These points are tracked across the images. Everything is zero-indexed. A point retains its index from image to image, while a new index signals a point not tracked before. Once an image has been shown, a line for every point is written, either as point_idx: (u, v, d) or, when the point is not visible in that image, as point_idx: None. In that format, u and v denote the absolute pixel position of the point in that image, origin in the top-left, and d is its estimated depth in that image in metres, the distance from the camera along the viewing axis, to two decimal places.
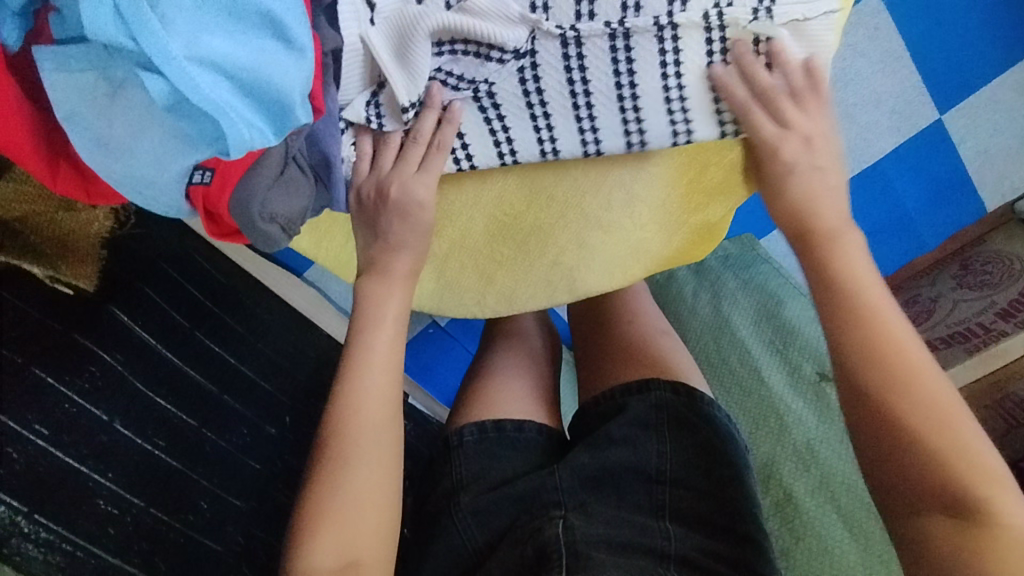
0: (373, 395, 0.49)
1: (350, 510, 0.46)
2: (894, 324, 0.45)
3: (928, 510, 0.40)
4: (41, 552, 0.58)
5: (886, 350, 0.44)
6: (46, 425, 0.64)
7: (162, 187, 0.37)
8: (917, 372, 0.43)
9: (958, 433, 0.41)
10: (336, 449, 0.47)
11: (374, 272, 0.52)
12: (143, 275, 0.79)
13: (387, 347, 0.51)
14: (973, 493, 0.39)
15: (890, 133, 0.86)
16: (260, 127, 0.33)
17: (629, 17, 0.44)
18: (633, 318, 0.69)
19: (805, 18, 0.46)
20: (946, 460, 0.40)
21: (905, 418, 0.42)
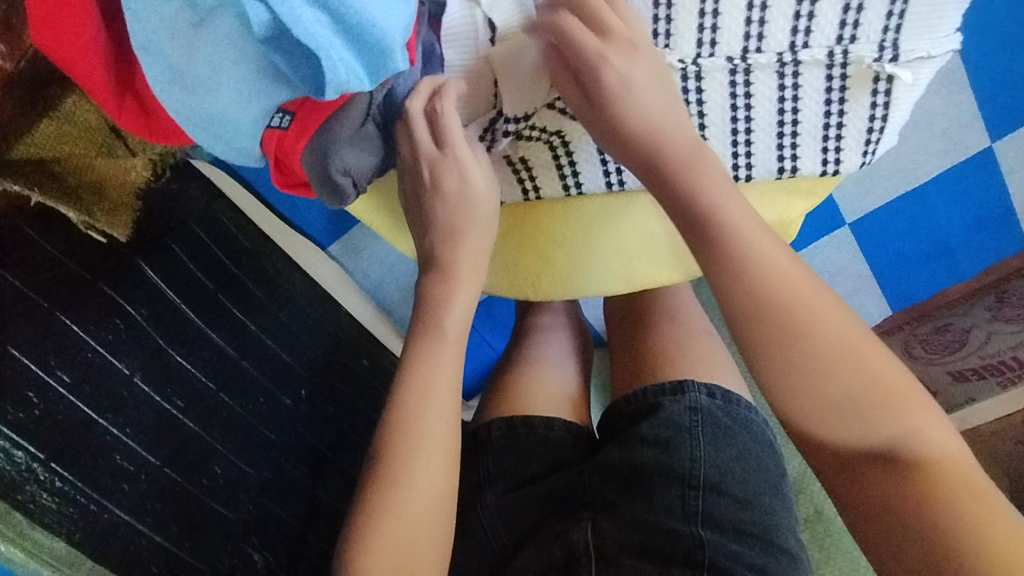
0: (432, 402, 0.46)
1: (411, 507, 0.45)
2: (773, 256, 0.38)
3: (864, 469, 0.38)
4: (55, 501, 0.57)
5: (772, 307, 0.37)
6: (68, 372, 0.62)
7: (241, 126, 0.37)
8: (811, 313, 0.37)
9: (874, 371, 0.37)
10: (400, 442, 0.45)
11: (438, 268, 0.49)
12: (172, 231, 0.77)
13: (451, 346, 0.48)
14: (901, 435, 0.37)
15: (937, 157, 0.81)
16: (356, 73, 0.32)
17: (751, 52, 0.43)
18: (675, 315, 0.64)
19: (930, 56, 0.43)
20: (869, 407, 0.37)
21: (825, 381, 0.37)
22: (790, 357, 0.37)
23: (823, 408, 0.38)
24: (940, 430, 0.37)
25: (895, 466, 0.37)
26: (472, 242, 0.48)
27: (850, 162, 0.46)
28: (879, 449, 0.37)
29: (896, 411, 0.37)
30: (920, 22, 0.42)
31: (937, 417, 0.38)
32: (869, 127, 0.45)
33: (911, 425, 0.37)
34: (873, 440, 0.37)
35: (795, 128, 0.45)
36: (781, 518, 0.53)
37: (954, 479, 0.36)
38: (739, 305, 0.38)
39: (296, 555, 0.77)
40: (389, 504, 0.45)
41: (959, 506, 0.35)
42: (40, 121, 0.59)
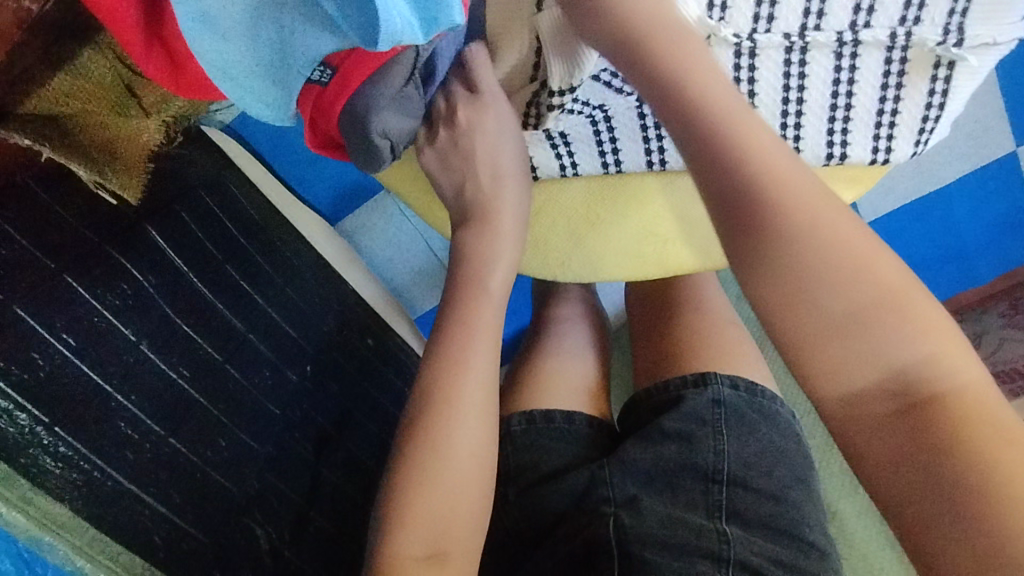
0: (472, 367, 0.48)
1: (453, 471, 0.45)
2: (764, 152, 0.37)
3: (873, 402, 0.34)
4: (59, 467, 0.55)
5: (762, 201, 0.35)
6: (73, 335, 0.59)
7: (288, 72, 0.37)
8: (807, 211, 0.35)
9: (881, 280, 0.35)
10: (441, 407, 0.46)
11: (478, 222, 0.50)
12: (181, 197, 0.75)
13: (491, 311, 0.50)
14: (911, 359, 0.33)
15: (960, 160, 0.78)
16: (410, 24, 0.33)
17: (811, 32, 0.45)
18: (699, 306, 0.63)
19: (993, 42, 0.45)
20: (881, 319, 0.34)
21: (833, 295, 0.34)
22: (784, 262, 0.35)
23: (819, 320, 0.34)
24: (961, 360, 0.34)
25: (906, 400, 0.33)
26: (511, 207, 0.51)
27: (902, 150, 0.48)
28: (891, 378, 0.33)
29: (907, 332, 0.34)
30: (986, 9, 0.44)
31: (954, 344, 0.34)
32: (924, 115, 0.47)
33: (924, 350, 0.33)
34: (885, 365, 0.33)
35: (848, 110, 0.47)
36: (809, 517, 0.52)
37: (975, 412, 0.32)
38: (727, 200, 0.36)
39: (299, 533, 0.75)
40: (432, 467, 0.45)
41: (977, 438, 0.31)
42: (52, 75, 0.56)
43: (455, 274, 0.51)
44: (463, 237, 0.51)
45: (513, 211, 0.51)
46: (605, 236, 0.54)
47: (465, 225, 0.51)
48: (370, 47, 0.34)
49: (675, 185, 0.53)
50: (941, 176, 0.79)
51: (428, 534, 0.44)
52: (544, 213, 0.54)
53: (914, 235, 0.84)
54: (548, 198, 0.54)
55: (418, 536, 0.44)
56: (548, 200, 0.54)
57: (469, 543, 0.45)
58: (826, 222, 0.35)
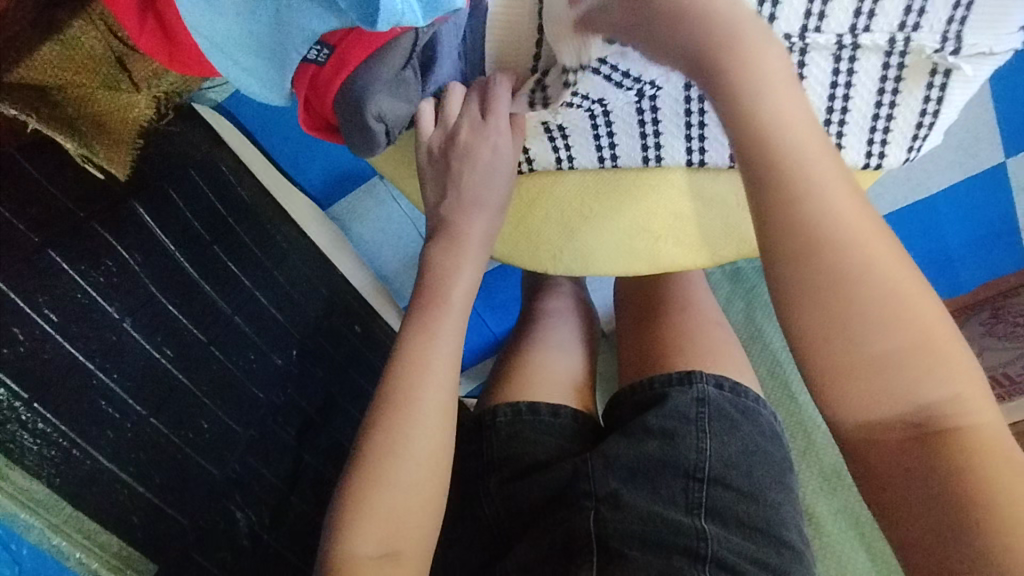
0: (431, 373, 0.47)
1: (407, 476, 0.45)
2: (819, 179, 0.35)
3: (889, 432, 0.33)
4: (37, 443, 0.54)
5: (821, 231, 0.34)
6: (56, 311, 0.58)
7: (282, 50, 0.37)
8: (856, 245, 0.34)
9: (920, 318, 0.33)
10: (397, 412, 0.46)
11: (448, 237, 0.51)
12: (171, 175, 0.74)
13: (453, 318, 0.49)
14: (938, 402, 0.32)
15: (950, 169, 0.79)
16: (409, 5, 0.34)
17: (811, 33, 0.45)
18: (686, 306, 0.63)
19: (990, 52, 0.45)
20: (917, 357, 0.32)
21: (870, 328, 0.33)
22: (822, 288, 0.33)
23: (853, 352, 0.33)
24: (982, 405, 0.33)
25: (923, 432, 0.32)
26: (490, 214, 0.51)
27: (894, 156, 0.50)
28: (910, 412, 0.32)
29: (939, 376, 0.32)
30: (987, 16, 0.44)
31: (976, 386, 0.33)
32: (918, 121, 0.48)
33: (953, 392, 0.32)
34: (909, 403, 0.32)
35: (844, 114, 0.48)
36: (787, 516, 0.53)
37: (990, 455, 0.31)
38: (785, 224, 0.34)
39: (278, 516, 0.75)
40: (386, 472, 0.45)
41: (980, 471, 0.31)
42: (41, 44, 0.56)
43: (422, 282, 0.51)
44: (430, 253, 0.51)
45: (494, 212, 0.51)
46: (595, 231, 0.54)
47: (450, 220, 0.51)
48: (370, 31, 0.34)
49: (668, 181, 0.53)
50: (932, 182, 0.80)
51: (379, 537, 0.44)
52: (538, 206, 0.54)
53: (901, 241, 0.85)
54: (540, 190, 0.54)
55: (369, 538, 0.44)
56: (541, 192, 0.54)
57: (419, 548, 0.45)
58: (874, 254, 0.33)
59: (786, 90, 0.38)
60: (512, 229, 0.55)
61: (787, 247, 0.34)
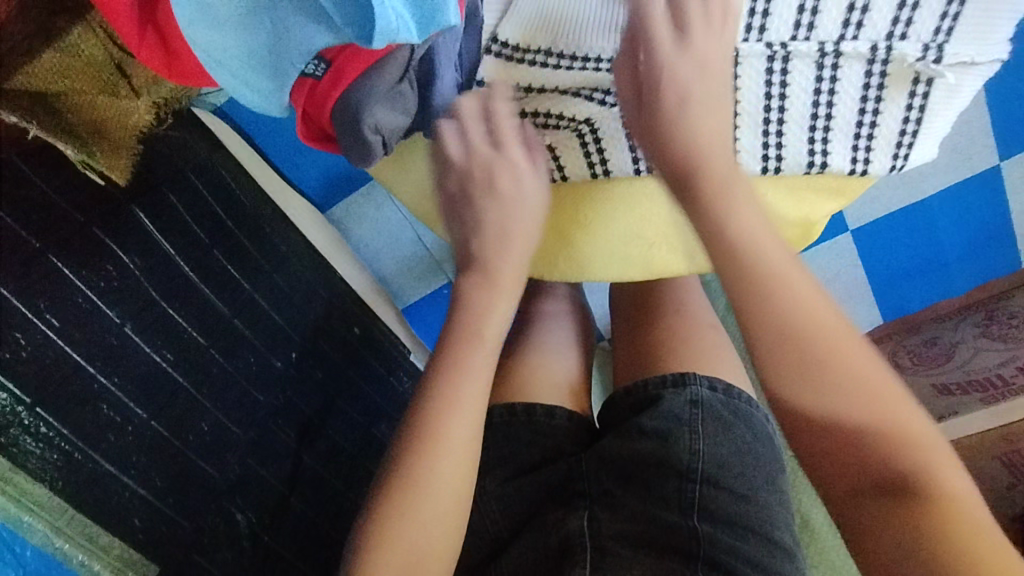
0: (460, 410, 0.47)
1: (430, 508, 0.45)
2: (792, 279, 0.40)
3: (869, 495, 0.38)
4: (39, 447, 0.55)
5: (795, 323, 0.39)
6: (57, 316, 0.60)
7: (273, 68, 0.38)
8: (827, 335, 0.39)
9: (884, 398, 0.38)
10: (424, 447, 0.46)
11: (478, 271, 0.51)
12: (170, 180, 0.74)
13: (484, 355, 0.49)
14: (912, 470, 0.37)
15: (943, 171, 0.79)
16: (404, 22, 0.34)
17: (796, 40, 0.47)
18: (681, 309, 0.64)
19: (973, 62, 0.46)
20: (883, 431, 0.38)
21: (837, 409, 0.38)
22: (795, 378, 0.39)
23: (825, 429, 0.39)
24: (951, 469, 0.38)
25: (900, 494, 0.37)
26: (517, 246, 0.50)
27: (879, 164, 0.50)
28: (886, 478, 0.37)
29: (905, 447, 0.37)
30: (972, 28, 0.46)
31: (944, 454, 0.38)
32: (901, 129, 0.49)
33: (923, 458, 0.37)
34: (880, 469, 0.37)
35: (828, 121, 0.49)
36: (777, 514, 0.53)
37: (959, 515, 0.36)
38: (756, 325, 0.40)
39: (279, 518, 0.75)
40: (410, 502, 0.45)
41: (948, 525, 0.35)
42: (41, 52, 0.56)
43: (453, 315, 0.51)
44: (462, 284, 0.51)
45: (522, 240, 0.51)
46: (586, 238, 0.55)
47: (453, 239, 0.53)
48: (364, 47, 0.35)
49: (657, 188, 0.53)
50: (927, 185, 0.80)
51: (398, 562, 0.44)
52: None
53: (895, 243, 0.86)
54: None
55: (388, 563, 0.44)
56: None
57: None
58: (845, 347, 0.39)
59: (751, 199, 0.43)
60: None
61: (764, 343, 0.40)
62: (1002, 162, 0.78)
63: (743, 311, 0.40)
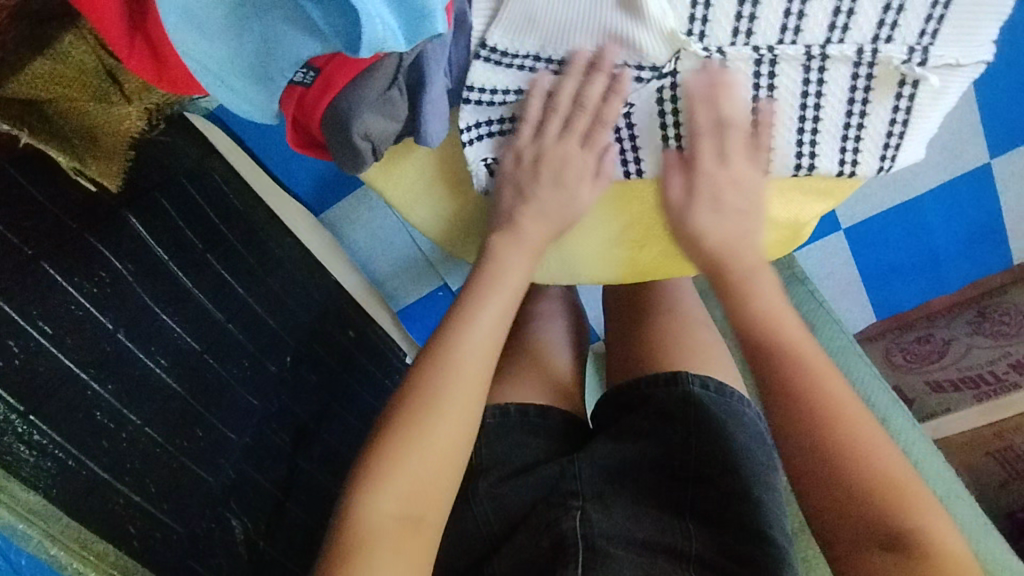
0: (475, 346, 0.49)
1: (439, 439, 0.46)
2: (807, 360, 0.48)
3: (868, 547, 0.42)
4: (33, 455, 0.55)
5: (810, 391, 0.46)
6: (50, 323, 0.59)
7: (262, 75, 0.38)
8: (838, 407, 0.46)
9: (886, 463, 0.44)
10: (439, 375, 0.48)
11: (506, 227, 0.54)
12: (162, 186, 0.75)
13: (501, 298, 0.52)
14: (908, 527, 0.42)
15: (935, 169, 0.79)
16: (392, 31, 0.35)
17: (782, 44, 0.47)
18: (673, 309, 0.64)
19: (958, 63, 0.47)
20: (885, 491, 0.43)
21: (845, 469, 0.44)
22: (806, 439, 0.45)
23: (831, 487, 0.44)
24: (944, 533, 0.43)
25: (900, 548, 0.42)
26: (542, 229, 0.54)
27: (867, 165, 0.51)
28: (886, 534, 0.42)
29: (904, 509, 0.43)
30: (956, 30, 0.46)
31: (939, 518, 0.43)
32: (888, 130, 0.49)
33: (918, 518, 0.42)
34: (880, 526, 0.42)
35: (815, 124, 0.50)
36: (772, 516, 0.53)
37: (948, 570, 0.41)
38: (775, 382, 0.48)
39: (274, 523, 0.75)
40: (419, 430, 0.46)
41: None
42: (32, 58, 0.55)
43: (478, 265, 0.54)
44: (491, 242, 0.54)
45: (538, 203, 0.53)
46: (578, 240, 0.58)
47: None
48: (352, 56, 0.35)
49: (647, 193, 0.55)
50: (919, 184, 0.80)
51: (402, 493, 0.45)
52: None
53: (885, 241, 0.86)
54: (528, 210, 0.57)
55: (393, 493, 0.45)
56: None
57: (438, 513, 0.46)
58: (855, 417, 0.45)
59: (774, 294, 0.52)
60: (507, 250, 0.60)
61: (780, 406, 0.47)
62: (992, 160, 0.77)
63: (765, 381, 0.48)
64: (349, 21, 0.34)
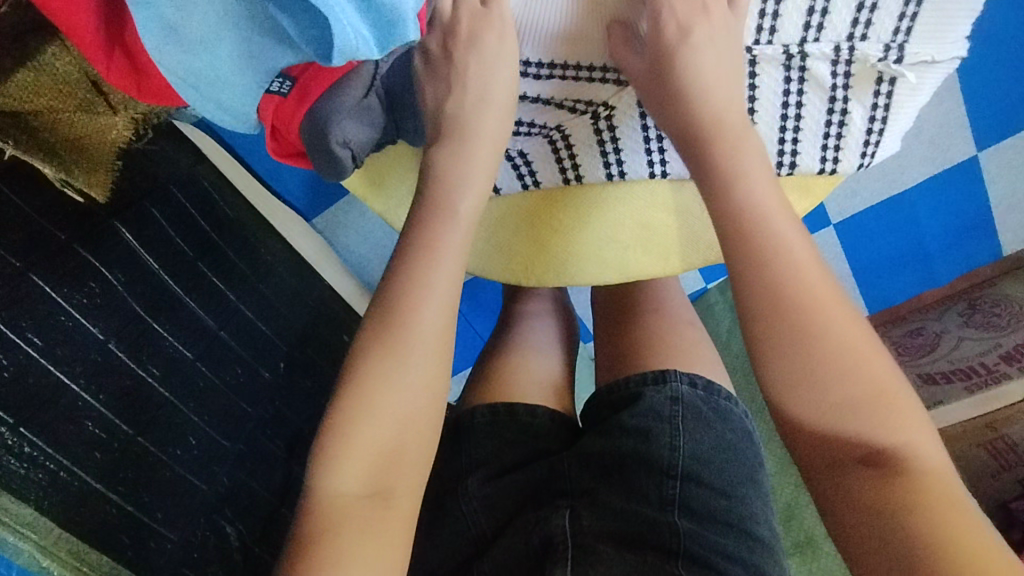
0: (427, 296, 0.45)
1: (397, 405, 0.43)
2: (795, 250, 0.42)
3: (845, 466, 0.38)
4: (24, 467, 0.55)
5: (806, 291, 0.40)
6: (39, 335, 0.59)
7: (232, 89, 0.38)
8: (827, 307, 0.40)
9: (877, 373, 0.39)
10: (390, 335, 0.44)
11: (455, 140, 0.50)
12: (151, 194, 0.75)
13: (455, 231, 0.48)
14: (894, 449, 0.37)
15: (923, 163, 0.80)
16: (364, 38, 0.35)
17: (760, 45, 0.49)
18: (660, 307, 0.65)
19: (933, 60, 0.49)
20: (877, 408, 0.38)
21: (832, 384, 0.39)
22: (801, 345, 0.39)
23: (819, 401, 0.39)
24: (935, 455, 0.38)
25: (883, 468, 0.37)
26: (472, 164, 0.50)
27: (848, 161, 0.52)
28: (864, 450, 0.38)
29: (890, 429, 0.38)
30: (929, 28, 0.48)
31: (931, 438, 0.38)
32: (868, 127, 0.51)
33: (908, 439, 0.38)
34: (860, 442, 0.38)
35: (797, 122, 0.50)
36: (758, 511, 0.54)
37: (943, 496, 0.36)
38: (757, 275, 0.41)
39: (269, 529, 0.75)
40: (379, 395, 0.42)
41: (933, 508, 0.35)
42: (12, 72, 0.55)
43: (423, 192, 0.49)
44: (435, 156, 0.50)
45: (490, 139, 0.50)
46: (559, 242, 0.57)
47: (428, 189, 0.49)
48: (327, 63, 0.36)
49: (630, 189, 0.55)
50: (906, 177, 0.81)
51: (363, 480, 0.41)
52: (501, 226, 0.59)
53: (870, 235, 0.87)
54: (512, 206, 0.58)
55: (354, 479, 0.41)
56: (502, 214, 0.58)
57: (413, 481, 0.43)
58: (846, 325, 0.40)
59: (766, 172, 0.45)
60: (481, 244, 0.59)
61: (766, 302, 0.41)
62: (977, 153, 0.78)
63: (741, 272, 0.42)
64: (320, 30, 0.34)
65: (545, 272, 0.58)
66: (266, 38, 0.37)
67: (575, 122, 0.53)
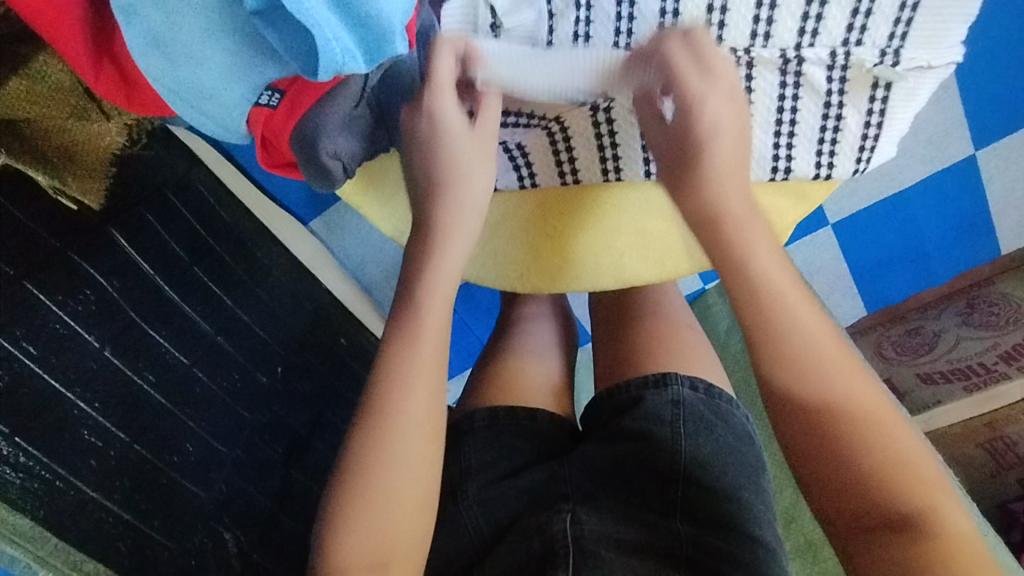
0: (416, 368, 0.44)
1: (394, 479, 0.43)
2: (803, 315, 0.42)
3: (870, 530, 0.37)
4: (19, 477, 0.55)
5: (811, 360, 0.41)
6: (34, 343, 0.59)
7: (220, 101, 0.38)
8: (833, 369, 0.41)
9: (889, 434, 0.39)
10: (384, 413, 0.43)
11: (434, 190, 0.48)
12: (146, 199, 0.74)
13: (442, 290, 0.47)
14: (918, 511, 0.37)
15: (922, 163, 0.80)
16: (352, 53, 0.35)
17: (756, 48, 0.48)
18: (657, 308, 0.65)
19: (930, 65, 0.48)
20: (893, 471, 0.38)
21: (845, 448, 0.39)
22: (811, 409, 0.40)
23: (837, 467, 0.39)
24: (956, 514, 0.38)
25: (907, 530, 0.37)
26: (466, 222, 0.49)
27: (843, 167, 0.52)
28: (889, 512, 0.37)
29: (909, 490, 0.38)
30: (925, 33, 0.48)
31: (948, 497, 0.38)
32: (863, 133, 0.50)
33: (927, 502, 0.37)
34: (885, 506, 0.37)
35: (792, 127, 0.50)
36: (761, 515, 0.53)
37: (966, 557, 0.35)
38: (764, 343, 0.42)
39: (267, 535, 0.75)
40: (376, 472, 0.43)
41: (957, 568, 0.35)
42: (6, 78, 0.54)
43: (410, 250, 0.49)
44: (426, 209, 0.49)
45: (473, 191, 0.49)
46: (562, 243, 0.57)
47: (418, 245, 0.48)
48: (313, 75, 0.35)
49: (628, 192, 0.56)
50: (903, 175, 0.81)
51: (362, 554, 0.42)
52: (502, 225, 0.58)
53: (869, 236, 0.86)
54: (509, 206, 0.58)
55: (355, 555, 0.42)
56: (501, 217, 0.58)
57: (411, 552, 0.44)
58: (855, 390, 0.40)
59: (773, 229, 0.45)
60: (479, 248, 0.58)
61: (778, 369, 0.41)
62: (975, 151, 0.78)
63: (754, 346, 0.42)
64: (307, 44, 0.34)
65: (545, 278, 0.58)
66: (253, 54, 0.37)
67: (574, 113, 0.53)
